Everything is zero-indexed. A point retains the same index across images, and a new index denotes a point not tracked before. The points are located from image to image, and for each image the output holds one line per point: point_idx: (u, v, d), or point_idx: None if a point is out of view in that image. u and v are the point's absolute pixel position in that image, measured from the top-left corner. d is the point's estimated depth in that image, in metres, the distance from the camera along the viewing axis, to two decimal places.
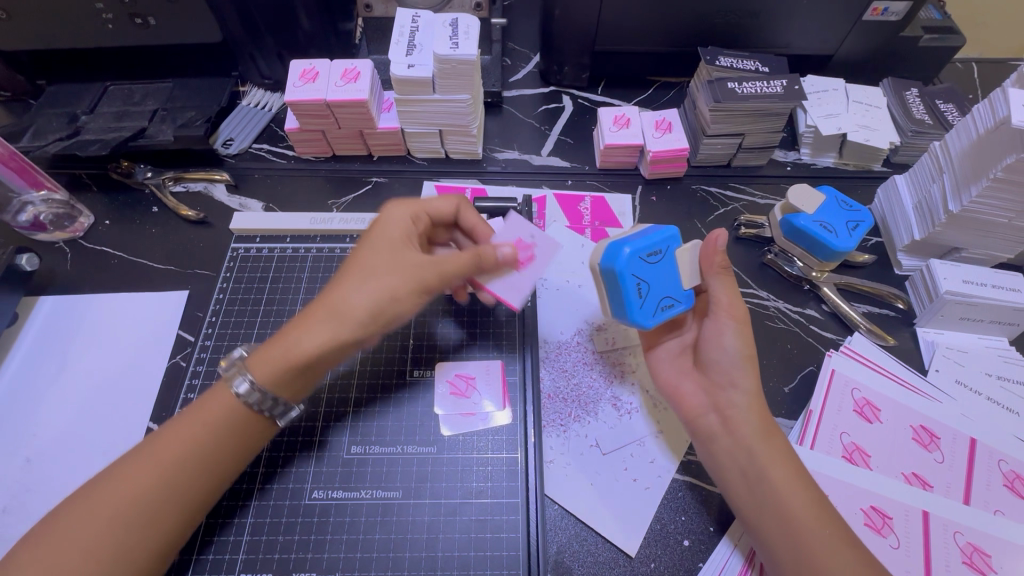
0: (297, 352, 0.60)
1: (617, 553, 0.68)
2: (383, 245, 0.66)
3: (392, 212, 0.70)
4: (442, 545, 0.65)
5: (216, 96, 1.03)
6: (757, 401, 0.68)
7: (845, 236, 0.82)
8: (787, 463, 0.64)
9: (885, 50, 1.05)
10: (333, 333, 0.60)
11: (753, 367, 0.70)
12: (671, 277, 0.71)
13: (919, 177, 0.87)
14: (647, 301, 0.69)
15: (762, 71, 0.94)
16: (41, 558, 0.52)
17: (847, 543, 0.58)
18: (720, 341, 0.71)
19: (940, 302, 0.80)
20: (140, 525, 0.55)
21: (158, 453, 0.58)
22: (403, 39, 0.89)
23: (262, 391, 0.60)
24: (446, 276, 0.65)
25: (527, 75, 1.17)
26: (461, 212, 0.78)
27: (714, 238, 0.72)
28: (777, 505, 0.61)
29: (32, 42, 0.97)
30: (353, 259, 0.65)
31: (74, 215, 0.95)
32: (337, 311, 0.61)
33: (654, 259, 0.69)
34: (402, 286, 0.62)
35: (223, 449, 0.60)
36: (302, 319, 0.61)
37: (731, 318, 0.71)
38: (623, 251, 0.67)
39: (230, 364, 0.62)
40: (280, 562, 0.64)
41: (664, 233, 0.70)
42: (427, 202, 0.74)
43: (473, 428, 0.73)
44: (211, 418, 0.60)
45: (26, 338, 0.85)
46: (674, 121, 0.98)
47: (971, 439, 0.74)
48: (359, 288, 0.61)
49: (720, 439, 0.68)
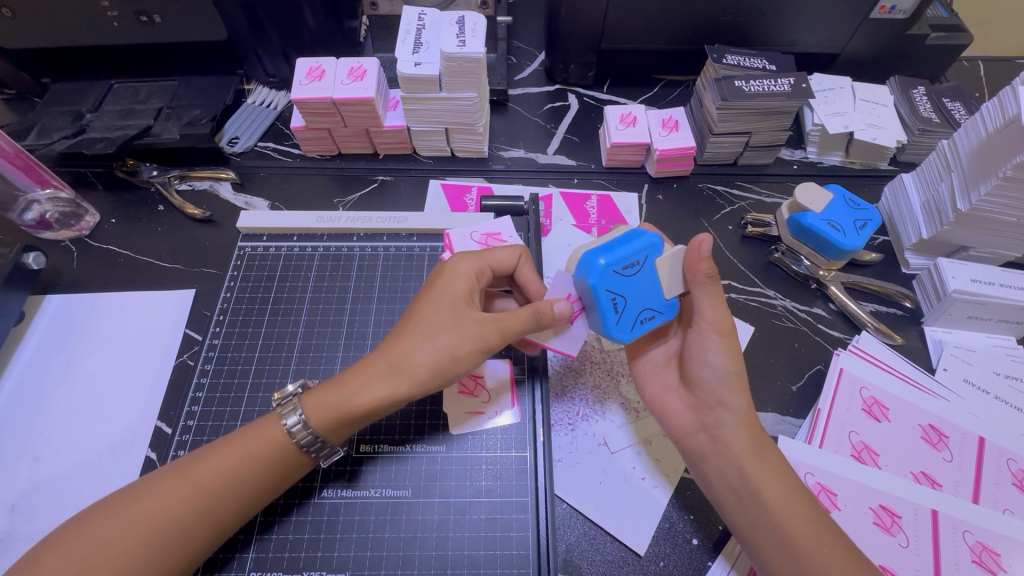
0: (356, 405, 0.62)
1: (627, 552, 0.68)
2: (446, 298, 0.66)
3: (458, 263, 0.70)
4: (453, 544, 0.66)
5: (221, 94, 1.03)
6: (747, 419, 0.67)
7: (853, 235, 0.82)
8: (781, 478, 0.63)
9: (891, 48, 1.05)
10: (393, 389, 0.62)
11: (740, 385, 0.68)
12: (651, 287, 0.67)
13: (927, 176, 0.87)
14: (623, 316, 0.66)
15: (769, 69, 0.94)
16: (70, 556, 0.54)
17: (845, 556, 0.58)
18: (704, 358, 0.69)
19: (948, 301, 0.80)
20: (169, 546, 0.56)
21: (197, 476, 0.59)
22: (410, 37, 0.89)
23: (313, 433, 0.61)
24: (505, 335, 0.65)
25: (533, 73, 1.17)
26: (521, 266, 0.74)
27: (697, 245, 0.66)
28: (773, 520, 0.61)
29: (37, 40, 0.97)
30: (416, 309, 0.67)
31: (79, 214, 0.95)
32: (400, 367, 0.63)
33: (630, 270, 0.66)
34: (460, 345, 0.64)
35: (260, 483, 0.60)
36: (365, 371, 0.63)
37: (716, 334, 0.68)
38: (597, 263, 0.64)
39: (286, 398, 0.64)
40: (290, 560, 0.64)
41: (641, 241, 0.66)
42: (489, 254, 0.72)
43: (479, 425, 0.73)
44: (255, 452, 0.61)
45: (33, 336, 0.85)
46: (681, 120, 0.97)
47: (979, 437, 0.74)
48: (422, 345, 0.63)
49: (710, 458, 0.67)
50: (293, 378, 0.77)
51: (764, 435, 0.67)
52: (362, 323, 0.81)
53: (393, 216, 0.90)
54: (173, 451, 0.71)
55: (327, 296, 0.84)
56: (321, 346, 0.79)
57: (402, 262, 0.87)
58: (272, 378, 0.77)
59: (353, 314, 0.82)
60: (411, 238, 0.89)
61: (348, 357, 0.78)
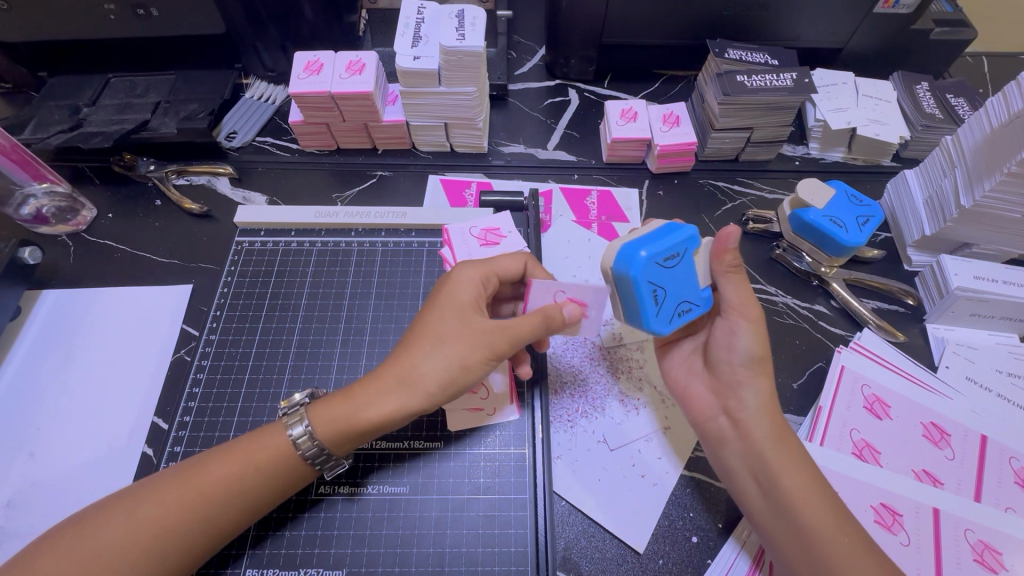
0: (362, 419, 0.61)
1: (625, 549, 0.68)
2: (452, 310, 0.66)
3: (462, 273, 0.69)
4: (450, 541, 0.65)
5: (220, 87, 1.02)
6: (769, 402, 0.66)
7: (855, 231, 0.81)
8: (803, 467, 0.62)
9: (895, 43, 1.04)
10: (403, 402, 0.62)
11: (766, 368, 0.68)
12: (689, 281, 0.66)
13: (931, 171, 0.86)
14: (664, 308, 0.64)
15: (771, 64, 0.94)
16: (68, 553, 0.54)
17: (863, 549, 0.58)
18: (732, 343, 0.68)
19: (951, 298, 0.80)
20: (169, 553, 0.56)
21: (200, 483, 0.58)
22: (409, 31, 0.88)
23: (319, 445, 0.61)
24: (514, 343, 0.64)
25: (533, 68, 1.16)
26: (529, 269, 0.73)
27: (724, 235, 0.66)
28: (791, 514, 0.60)
29: (32, 33, 0.96)
30: (421, 322, 0.66)
31: (77, 209, 0.95)
32: (408, 380, 0.62)
33: (671, 263, 0.64)
34: (470, 356, 0.63)
35: (262, 492, 0.60)
36: (373, 385, 0.62)
37: (744, 320, 0.67)
38: (640, 255, 0.61)
39: (292, 409, 0.64)
40: (286, 557, 0.64)
41: (681, 232, 0.65)
42: (492, 262, 0.71)
43: (478, 423, 0.71)
44: (259, 460, 0.60)
45: (29, 331, 0.85)
46: (682, 115, 0.97)
47: (981, 436, 0.74)
48: (429, 358, 0.63)
49: (731, 443, 0.67)
50: (291, 374, 0.76)
51: (785, 422, 0.66)
52: (360, 318, 0.81)
53: (392, 212, 0.89)
54: (169, 446, 0.71)
55: (325, 292, 0.83)
56: (319, 342, 0.79)
57: (400, 257, 0.86)
58: (269, 374, 0.76)
59: (351, 310, 0.82)
60: (410, 234, 0.89)
61: (346, 353, 0.78)
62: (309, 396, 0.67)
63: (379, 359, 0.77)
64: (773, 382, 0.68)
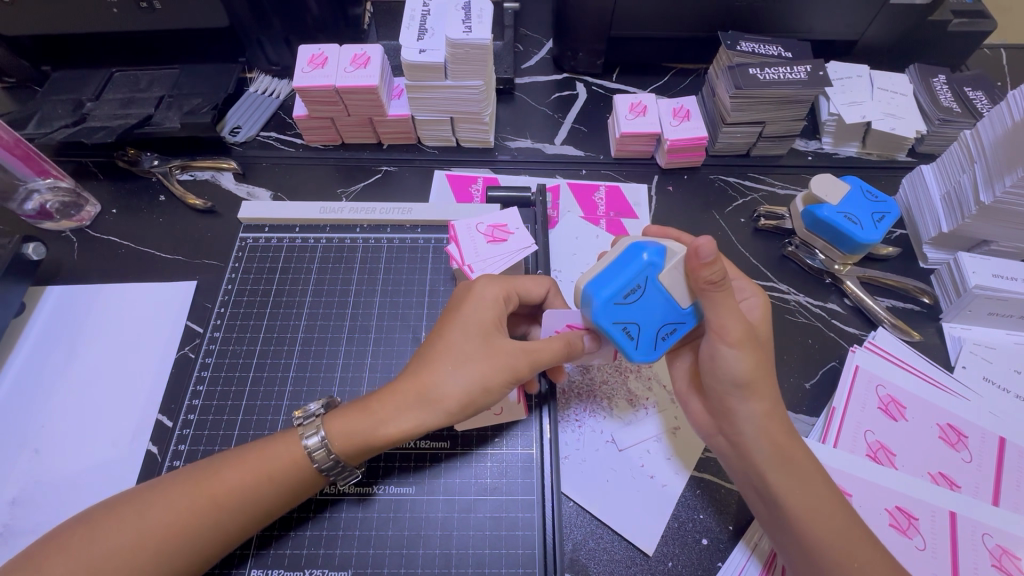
0: (382, 435, 0.60)
1: (635, 551, 0.67)
2: (474, 329, 0.64)
3: (483, 290, 0.67)
4: (457, 542, 0.64)
5: (224, 81, 1.01)
6: (767, 424, 0.62)
7: (870, 228, 0.79)
8: (806, 490, 0.59)
9: (912, 34, 1.02)
10: (421, 421, 0.61)
11: (761, 389, 0.62)
12: (663, 304, 0.62)
13: (949, 166, 0.84)
14: (642, 340, 0.63)
15: (785, 57, 0.91)
16: (64, 560, 0.53)
17: (879, 566, 0.56)
18: (717, 365, 0.62)
19: (968, 296, 0.78)
20: (177, 555, 0.55)
21: (213, 490, 0.57)
22: (415, 23, 0.86)
23: (335, 458, 0.60)
24: (537, 367, 0.63)
25: (540, 61, 1.14)
26: (551, 296, 0.72)
27: (695, 250, 0.57)
28: (796, 536, 0.59)
29: (35, 27, 0.95)
30: (442, 336, 0.65)
31: (80, 204, 0.94)
32: (428, 398, 0.61)
33: (633, 298, 0.61)
34: (492, 376, 0.62)
35: (275, 502, 0.59)
36: (391, 398, 0.61)
37: (727, 344, 0.61)
38: (594, 303, 0.61)
39: (308, 417, 0.62)
40: (291, 558, 0.63)
41: (638, 262, 0.61)
42: (516, 280, 0.69)
43: (486, 423, 0.70)
44: (273, 471, 0.59)
45: (34, 327, 0.84)
46: (693, 109, 0.95)
47: (999, 438, 0.72)
48: (452, 375, 0.61)
49: (732, 459, 0.65)
50: (295, 374, 0.75)
51: (792, 440, 0.62)
52: (365, 317, 0.80)
53: (397, 207, 0.88)
54: (173, 445, 0.70)
55: (329, 289, 0.82)
56: (324, 340, 0.78)
57: (405, 253, 0.85)
58: (273, 372, 0.75)
59: (356, 307, 0.81)
60: (416, 230, 0.87)
61: (351, 352, 0.77)
62: (323, 404, 0.65)
63: (383, 360, 0.76)
64: (771, 400, 0.62)
